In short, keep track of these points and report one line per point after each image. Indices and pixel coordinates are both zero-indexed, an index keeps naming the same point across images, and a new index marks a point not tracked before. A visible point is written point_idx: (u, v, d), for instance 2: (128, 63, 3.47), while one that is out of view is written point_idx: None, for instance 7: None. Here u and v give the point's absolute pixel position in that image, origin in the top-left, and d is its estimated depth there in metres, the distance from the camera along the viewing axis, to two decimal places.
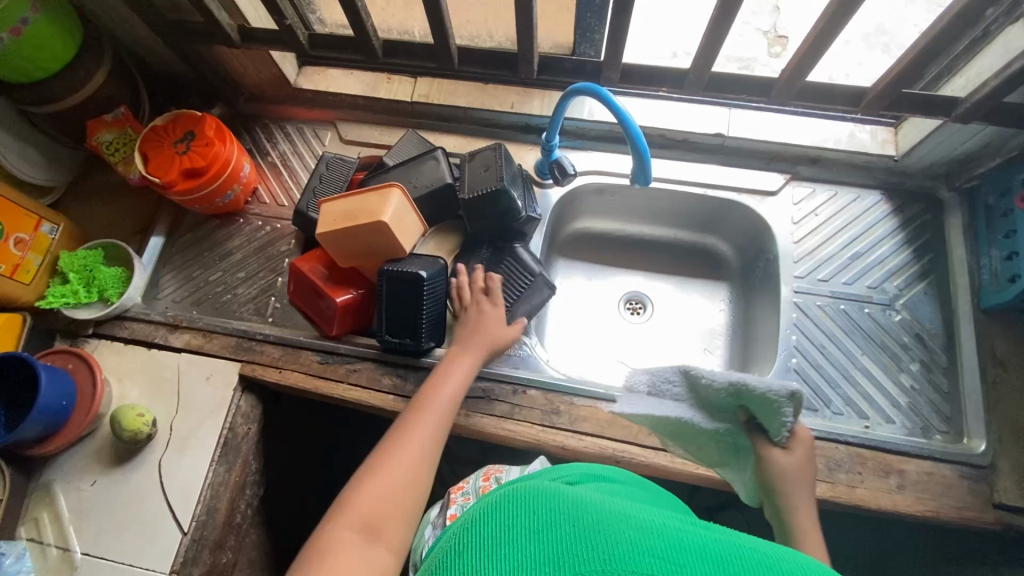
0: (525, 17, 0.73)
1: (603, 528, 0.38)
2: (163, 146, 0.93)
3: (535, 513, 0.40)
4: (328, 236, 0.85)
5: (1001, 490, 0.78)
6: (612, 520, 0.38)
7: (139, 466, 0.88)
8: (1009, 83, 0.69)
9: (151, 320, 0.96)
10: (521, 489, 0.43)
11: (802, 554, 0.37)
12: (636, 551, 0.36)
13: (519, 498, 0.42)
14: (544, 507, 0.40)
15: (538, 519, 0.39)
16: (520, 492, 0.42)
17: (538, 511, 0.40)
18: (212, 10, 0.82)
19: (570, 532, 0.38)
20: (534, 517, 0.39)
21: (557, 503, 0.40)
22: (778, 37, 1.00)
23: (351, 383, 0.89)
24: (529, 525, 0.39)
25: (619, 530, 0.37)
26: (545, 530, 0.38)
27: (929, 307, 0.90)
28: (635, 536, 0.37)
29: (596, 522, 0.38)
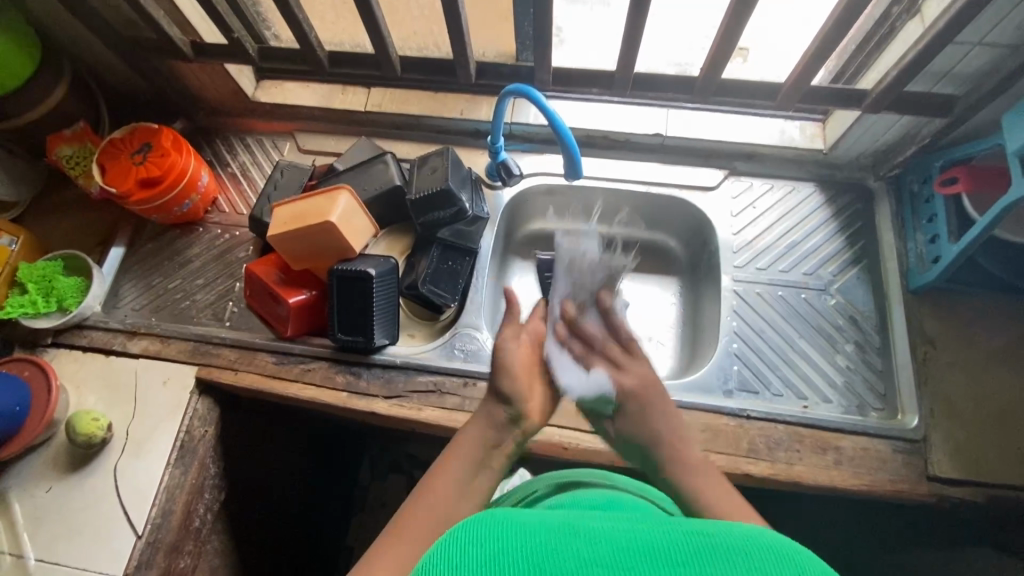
0: (456, 24, 0.78)
1: (554, 549, 0.37)
2: (121, 158, 0.96)
3: (480, 545, 0.37)
4: (278, 238, 0.88)
5: (934, 462, 0.81)
6: (559, 534, 0.38)
7: (94, 471, 0.89)
8: (904, 74, 0.75)
9: (110, 328, 0.98)
10: (465, 520, 0.40)
11: (736, 526, 0.38)
12: (584, 565, 0.35)
13: (466, 532, 0.39)
14: (489, 534, 0.38)
15: (487, 549, 0.37)
16: (465, 524, 0.40)
17: (484, 539, 0.38)
18: (164, 27, 0.87)
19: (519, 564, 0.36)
20: (481, 549, 0.37)
21: (509, 529, 0.39)
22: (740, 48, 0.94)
23: (305, 382, 0.91)
24: (478, 561, 0.36)
25: (568, 546, 0.37)
26: (494, 564, 0.36)
27: (862, 291, 0.94)
28: (583, 548, 0.36)
29: (542, 543, 0.37)
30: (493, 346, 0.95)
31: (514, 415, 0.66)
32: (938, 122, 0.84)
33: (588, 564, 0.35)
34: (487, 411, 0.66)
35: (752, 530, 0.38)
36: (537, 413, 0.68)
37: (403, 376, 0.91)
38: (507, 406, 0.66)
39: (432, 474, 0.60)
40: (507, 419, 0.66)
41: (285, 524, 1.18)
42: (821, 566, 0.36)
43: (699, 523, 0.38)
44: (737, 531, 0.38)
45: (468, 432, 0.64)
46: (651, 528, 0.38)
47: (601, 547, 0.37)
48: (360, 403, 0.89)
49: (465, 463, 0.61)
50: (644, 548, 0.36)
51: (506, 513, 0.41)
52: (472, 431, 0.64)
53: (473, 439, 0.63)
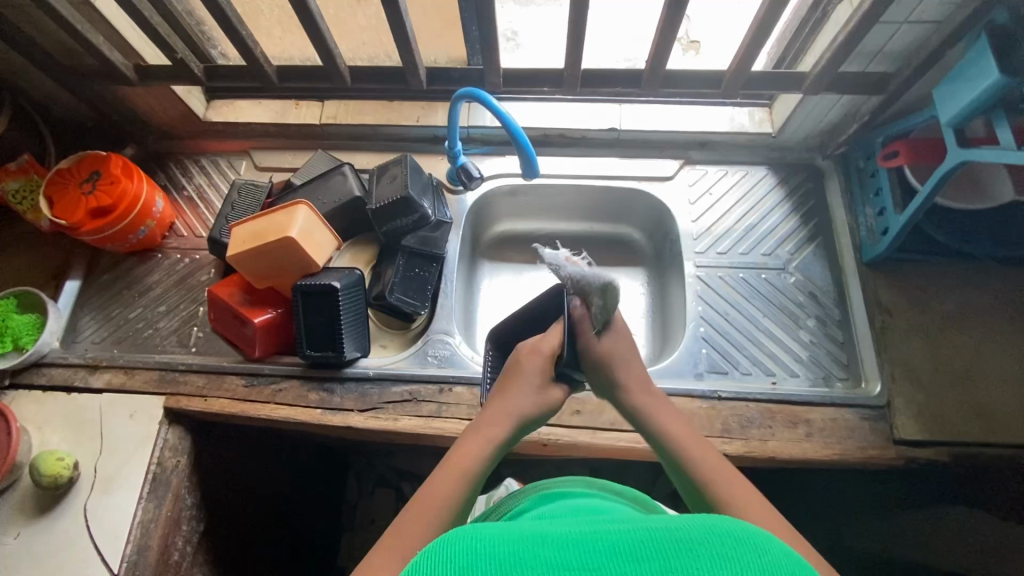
0: (401, 32, 0.79)
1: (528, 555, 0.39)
2: (69, 188, 0.94)
3: (454, 559, 0.39)
4: (238, 258, 0.86)
5: (898, 426, 0.84)
6: (531, 546, 0.40)
7: (62, 513, 0.86)
8: (838, 56, 0.78)
9: (70, 363, 0.95)
10: (449, 531, 0.41)
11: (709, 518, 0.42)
12: (554, 570, 0.38)
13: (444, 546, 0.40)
14: (467, 548, 0.40)
15: (459, 563, 0.38)
16: (446, 536, 0.41)
17: (458, 554, 0.39)
18: (103, 52, 0.85)
19: (494, 572, 0.38)
20: (456, 563, 0.38)
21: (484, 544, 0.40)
22: (692, 41, 0.97)
23: (278, 403, 0.90)
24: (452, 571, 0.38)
25: (538, 552, 0.39)
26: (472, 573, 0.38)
27: (819, 267, 0.97)
28: (554, 556, 0.39)
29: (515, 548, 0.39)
30: (466, 349, 0.95)
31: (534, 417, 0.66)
32: (876, 99, 0.87)
33: (559, 568, 0.38)
34: (517, 396, 0.65)
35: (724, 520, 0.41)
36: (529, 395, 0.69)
37: (378, 388, 0.90)
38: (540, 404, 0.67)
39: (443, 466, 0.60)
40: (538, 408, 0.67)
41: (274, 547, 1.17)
42: (781, 554, 0.38)
43: (662, 521, 0.41)
44: (695, 525, 0.40)
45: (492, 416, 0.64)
46: (616, 530, 0.41)
47: (569, 551, 0.39)
48: (335, 418, 0.88)
49: (477, 446, 0.62)
50: (613, 551, 0.39)
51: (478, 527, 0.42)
52: (492, 425, 0.64)
53: (497, 427, 0.63)
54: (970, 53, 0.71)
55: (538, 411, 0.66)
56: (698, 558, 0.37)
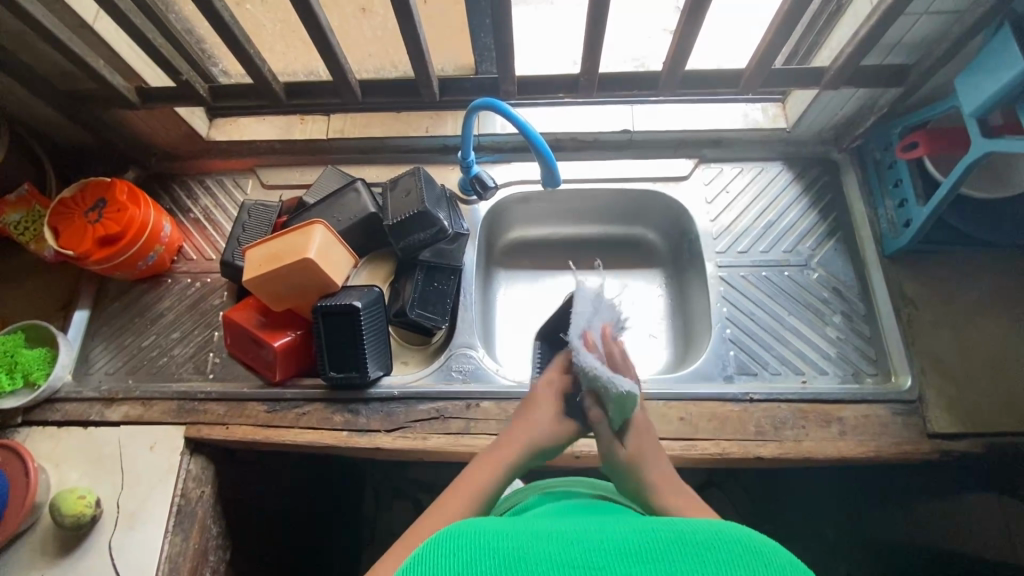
0: (414, 43, 0.77)
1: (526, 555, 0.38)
2: (74, 217, 0.91)
3: (455, 556, 0.39)
4: (255, 281, 0.84)
5: (932, 419, 0.83)
6: (530, 542, 0.40)
7: (86, 552, 0.84)
8: (859, 50, 0.77)
9: (85, 397, 0.92)
10: (450, 528, 0.43)
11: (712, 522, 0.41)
12: (556, 566, 0.37)
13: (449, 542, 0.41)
14: (468, 542, 0.41)
15: (463, 557, 0.39)
16: (449, 532, 0.42)
17: (462, 547, 0.40)
18: (105, 76, 0.83)
19: (495, 567, 0.38)
20: (459, 557, 0.39)
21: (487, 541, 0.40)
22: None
23: (302, 427, 0.88)
24: (455, 568, 0.38)
25: (541, 549, 0.39)
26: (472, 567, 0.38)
27: (841, 262, 0.96)
28: (556, 553, 0.38)
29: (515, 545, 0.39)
30: (490, 362, 0.94)
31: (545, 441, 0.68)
32: (894, 91, 0.86)
33: (561, 565, 0.37)
34: (532, 425, 0.68)
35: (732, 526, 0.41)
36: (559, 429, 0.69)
37: (403, 407, 0.88)
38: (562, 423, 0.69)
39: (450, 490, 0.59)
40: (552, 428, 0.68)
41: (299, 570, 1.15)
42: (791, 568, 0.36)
43: (668, 527, 0.40)
44: (702, 531, 0.39)
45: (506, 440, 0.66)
46: (622, 532, 0.40)
47: (573, 550, 0.38)
48: (362, 440, 0.86)
49: (487, 473, 0.62)
50: (617, 551, 0.38)
51: (480, 526, 0.43)
52: (503, 452, 0.65)
53: (504, 457, 0.64)
54: (994, 43, 0.70)
55: (549, 440, 0.68)
56: (705, 565, 0.36)
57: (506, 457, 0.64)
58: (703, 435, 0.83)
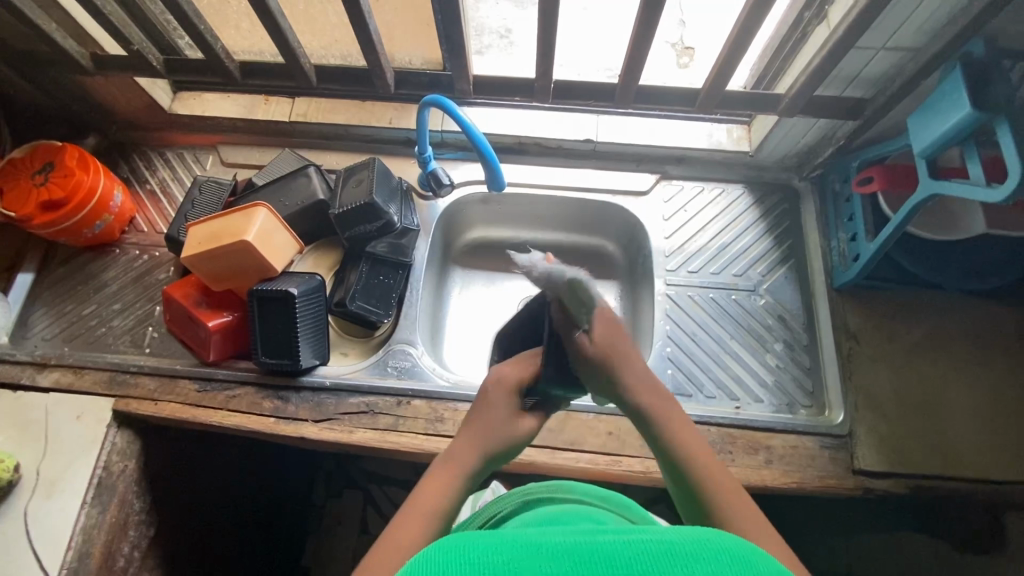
0: (365, 34, 0.76)
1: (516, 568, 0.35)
2: (20, 179, 0.90)
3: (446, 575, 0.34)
4: (192, 259, 0.84)
5: (859, 456, 0.83)
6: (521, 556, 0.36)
7: (1, 517, 0.83)
8: (813, 79, 0.76)
9: (17, 360, 0.92)
10: (437, 543, 0.37)
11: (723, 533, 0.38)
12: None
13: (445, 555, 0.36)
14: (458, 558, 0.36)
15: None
16: (438, 544, 0.37)
17: (452, 565, 0.35)
18: (56, 39, 0.82)
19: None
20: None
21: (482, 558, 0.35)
22: (685, 48, 0.97)
23: (230, 409, 0.87)
24: None
25: (533, 561, 0.35)
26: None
27: (790, 290, 0.96)
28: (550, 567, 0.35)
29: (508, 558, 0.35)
30: (428, 360, 0.93)
31: (499, 446, 0.58)
32: (851, 124, 0.86)
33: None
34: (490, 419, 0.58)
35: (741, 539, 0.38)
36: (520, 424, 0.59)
37: (334, 398, 0.88)
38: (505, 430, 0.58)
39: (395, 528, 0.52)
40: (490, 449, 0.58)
41: (234, 552, 1.14)
42: None
43: (664, 532, 0.38)
44: (695, 537, 0.37)
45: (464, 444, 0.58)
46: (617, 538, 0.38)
47: (567, 562, 0.35)
48: (288, 428, 0.86)
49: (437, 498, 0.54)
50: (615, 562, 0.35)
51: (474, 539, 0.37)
52: (463, 455, 0.57)
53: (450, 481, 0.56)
54: (945, 84, 0.70)
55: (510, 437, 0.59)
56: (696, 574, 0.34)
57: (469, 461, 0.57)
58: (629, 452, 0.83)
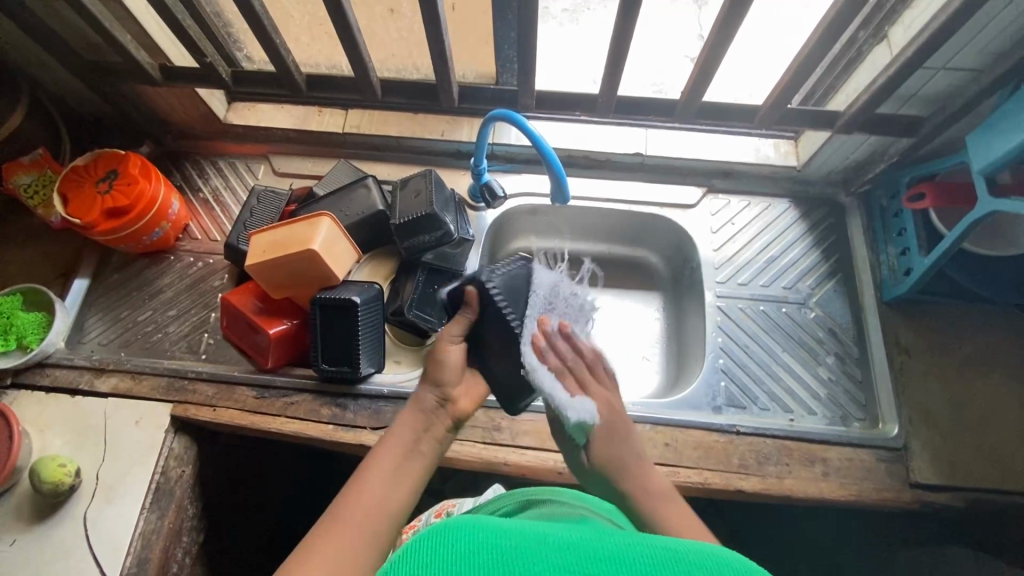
0: (438, 49, 0.78)
1: (521, 553, 0.37)
2: (84, 186, 0.92)
3: (453, 545, 0.37)
4: (257, 267, 0.85)
5: (915, 469, 0.83)
6: (530, 543, 0.38)
7: (61, 522, 0.83)
8: (875, 98, 0.78)
9: (75, 365, 0.92)
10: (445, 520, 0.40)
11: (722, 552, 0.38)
12: (553, 569, 0.36)
13: (448, 530, 0.39)
14: (469, 532, 0.39)
15: (461, 547, 0.37)
16: (447, 523, 0.40)
17: (459, 542, 0.38)
18: (130, 50, 0.84)
19: (487, 563, 0.37)
20: (455, 550, 0.37)
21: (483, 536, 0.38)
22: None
23: (289, 416, 0.88)
24: (451, 561, 0.37)
25: (539, 553, 0.37)
26: (467, 563, 0.36)
27: (839, 303, 0.97)
28: (556, 556, 0.37)
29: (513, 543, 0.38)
30: None
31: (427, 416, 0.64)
32: (905, 141, 0.88)
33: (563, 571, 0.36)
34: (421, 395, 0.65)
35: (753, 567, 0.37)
36: (464, 398, 0.66)
37: (391, 406, 0.89)
38: (437, 392, 0.65)
39: (354, 486, 0.57)
40: (438, 403, 0.64)
41: None
42: None
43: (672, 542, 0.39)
44: (696, 550, 0.38)
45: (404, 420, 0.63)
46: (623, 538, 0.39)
47: (572, 554, 0.37)
48: (347, 435, 0.86)
49: (396, 453, 0.60)
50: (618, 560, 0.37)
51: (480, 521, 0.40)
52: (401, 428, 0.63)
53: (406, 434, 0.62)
54: (1007, 105, 0.71)
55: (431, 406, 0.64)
56: None
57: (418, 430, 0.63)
58: (688, 463, 0.83)
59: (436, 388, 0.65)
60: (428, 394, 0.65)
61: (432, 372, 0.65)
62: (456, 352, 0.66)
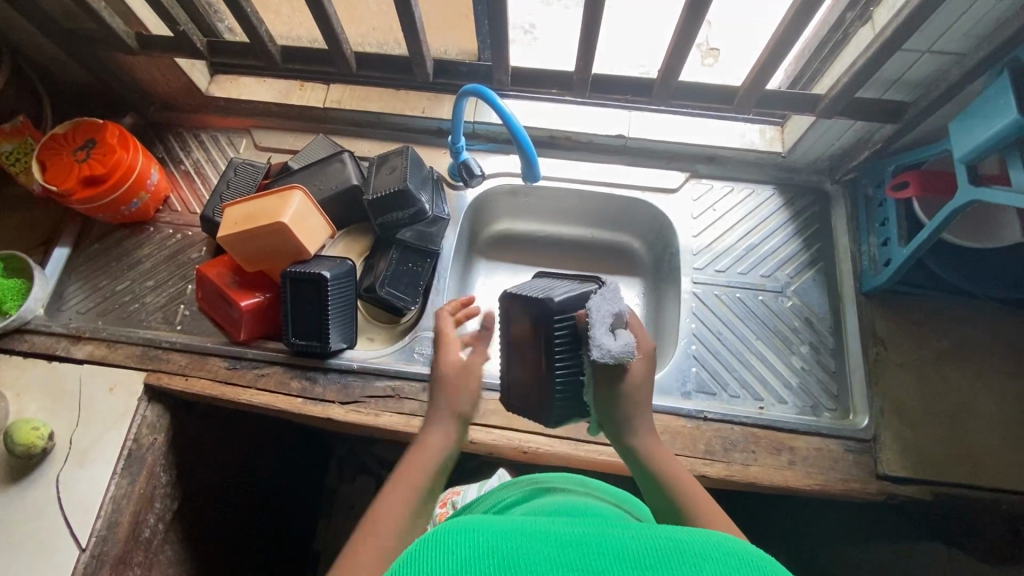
0: (410, 22, 0.77)
1: (523, 554, 0.37)
2: (62, 155, 0.92)
3: (454, 550, 0.38)
4: (228, 239, 0.85)
5: (883, 461, 0.83)
6: (530, 543, 0.38)
7: (34, 483, 0.85)
8: (855, 80, 0.76)
9: (53, 332, 0.94)
10: (446, 526, 0.40)
11: (721, 535, 0.39)
12: (556, 568, 0.36)
13: (448, 537, 0.39)
14: (466, 537, 0.39)
15: (462, 555, 0.37)
16: (448, 527, 0.40)
17: (460, 544, 0.38)
18: (105, 18, 0.84)
19: (489, 568, 0.36)
20: (456, 555, 0.37)
21: (483, 538, 0.39)
22: (710, 49, 0.96)
23: (259, 387, 0.89)
24: (452, 565, 0.37)
25: (540, 551, 0.37)
26: (469, 567, 0.36)
27: (818, 293, 0.95)
28: (557, 554, 0.37)
29: (513, 544, 0.38)
30: None
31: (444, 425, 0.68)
32: (889, 128, 0.86)
33: (563, 568, 0.36)
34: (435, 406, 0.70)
35: (762, 555, 0.38)
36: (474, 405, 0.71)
37: (361, 381, 0.89)
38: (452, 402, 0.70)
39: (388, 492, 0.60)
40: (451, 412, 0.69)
41: (250, 532, 1.15)
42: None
43: (677, 532, 0.39)
44: (701, 539, 0.38)
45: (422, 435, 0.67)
46: (624, 533, 0.39)
47: (573, 552, 0.37)
48: (315, 409, 0.87)
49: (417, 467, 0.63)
50: (620, 555, 0.37)
51: (483, 522, 0.41)
52: (423, 440, 0.67)
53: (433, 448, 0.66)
54: (991, 90, 0.69)
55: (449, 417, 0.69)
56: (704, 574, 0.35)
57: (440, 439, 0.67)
58: None
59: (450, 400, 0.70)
60: (440, 407, 0.70)
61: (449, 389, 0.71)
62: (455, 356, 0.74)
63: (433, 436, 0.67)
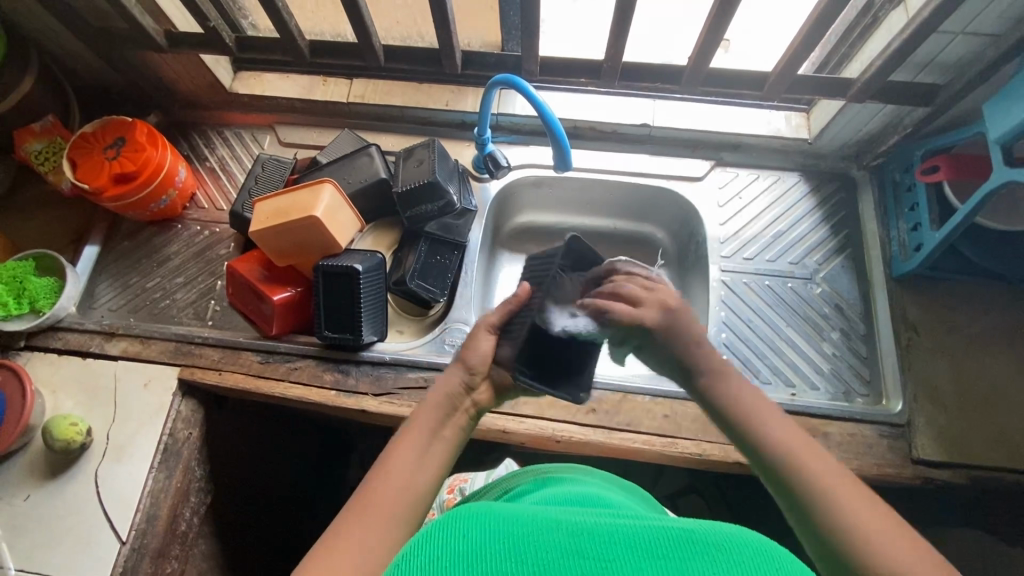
0: (441, 13, 0.77)
1: (532, 539, 0.37)
2: (92, 152, 0.93)
3: (464, 535, 0.38)
4: (260, 234, 0.85)
5: (918, 446, 0.82)
6: (541, 529, 0.38)
7: (74, 478, 0.86)
8: (889, 62, 0.76)
9: (86, 329, 0.94)
10: (459, 511, 0.41)
11: (741, 529, 0.37)
12: (564, 555, 0.35)
13: (460, 522, 0.39)
14: (478, 522, 0.39)
15: (472, 540, 0.37)
16: (460, 514, 0.40)
17: (470, 529, 0.38)
18: (135, 15, 0.84)
19: (497, 553, 0.36)
20: (466, 540, 0.37)
21: (495, 523, 0.39)
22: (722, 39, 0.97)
23: (292, 381, 0.89)
24: (461, 548, 0.37)
25: (549, 537, 0.37)
26: (477, 554, 0.36)
27: (847, 280, 0.95)
28: (566, 540, 0.36)
29: (523, 531, 0.38)
30: None
31: (455, 399, 0.60)
32: (921, 111, 0.86)
33: (571, 555, 0.35)
34: (449, 377, 0.61)
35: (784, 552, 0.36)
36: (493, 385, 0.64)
37: (393, 372, 0.89)
38: (467, 373, 0.62)
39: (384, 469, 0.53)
40: (465, 387, 0.61)
41: (279, 526, 1.16)
42: None
43: (694, 523, 0.38)
44: (717, 530, 0.37)
45: (428, 407, 0.59)
46: (638, 523, 0.38)
47: (583, 539, 0.37)
48: (348, 401, 0.87)
49: (418, 438, 0.56)
50: (631, 543, 0.36)
51: (495, 509, 0.40)
52: (423, 415, 0.58)
53: (419, 441, 0.56)
54: None
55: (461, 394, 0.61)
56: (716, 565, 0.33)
57: (440, 417, 0.58)
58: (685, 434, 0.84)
59: (465, 368, 0.62)
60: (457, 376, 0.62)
61: (464, 352, 0.63)
62: (488, 341, 0.63)
63: (433, 412, 0.58)
